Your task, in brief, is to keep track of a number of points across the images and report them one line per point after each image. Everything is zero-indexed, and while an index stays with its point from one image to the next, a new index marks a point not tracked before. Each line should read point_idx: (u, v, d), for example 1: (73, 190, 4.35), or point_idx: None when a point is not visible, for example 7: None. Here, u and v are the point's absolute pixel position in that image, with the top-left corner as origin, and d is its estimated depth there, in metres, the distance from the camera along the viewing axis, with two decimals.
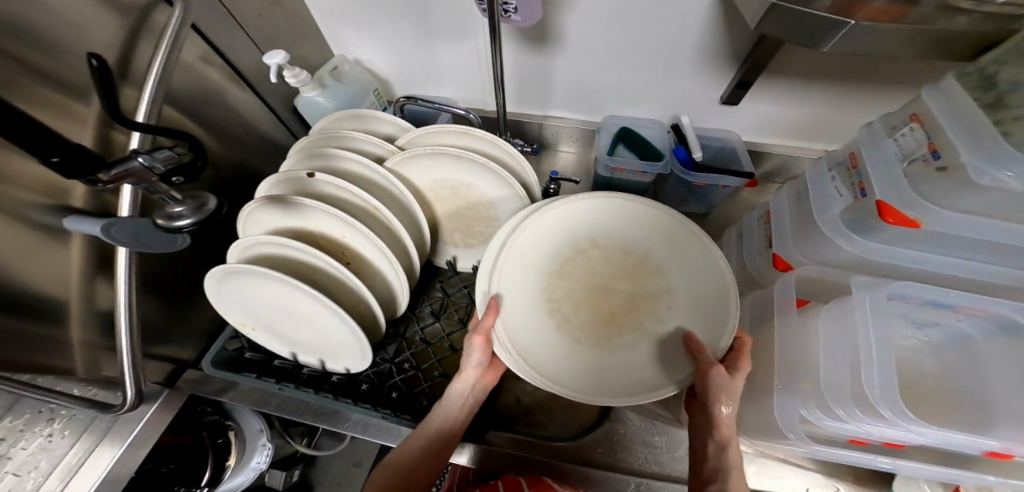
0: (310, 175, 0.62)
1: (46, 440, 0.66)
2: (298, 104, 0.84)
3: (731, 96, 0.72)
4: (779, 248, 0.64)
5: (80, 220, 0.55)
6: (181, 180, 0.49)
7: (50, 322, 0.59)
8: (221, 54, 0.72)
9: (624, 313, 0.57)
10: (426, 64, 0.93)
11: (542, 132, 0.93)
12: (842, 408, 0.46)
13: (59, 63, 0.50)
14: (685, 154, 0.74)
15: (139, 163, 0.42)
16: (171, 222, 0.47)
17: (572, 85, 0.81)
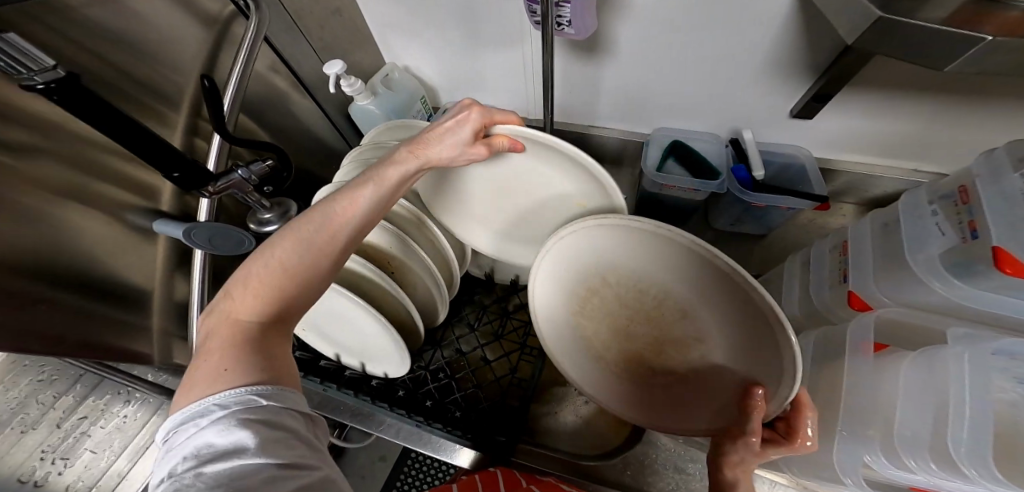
0: None
1: (125, 417, 0.90)
2: (353, 112, 0.86)
3: (806, 108, 0.65)
4: (857, 284, 0.58)
5: (166, 223, 0.60)
6: (269, 189, 0.63)
7: (134, 312, 0.64)
8: (286, 63, 0.75)
9: (649, 353, 0.54)
10: (473, 72, 0.93)
11: (584, 140, 0.91)
12: (913, 458, 0.41)
13: (152, 75, 0.54)
14: (744, 172, 0.70)
15: (238, 176, 0.54)
16: (263, 225, 0.65)
17: (623, 97, 0.78)
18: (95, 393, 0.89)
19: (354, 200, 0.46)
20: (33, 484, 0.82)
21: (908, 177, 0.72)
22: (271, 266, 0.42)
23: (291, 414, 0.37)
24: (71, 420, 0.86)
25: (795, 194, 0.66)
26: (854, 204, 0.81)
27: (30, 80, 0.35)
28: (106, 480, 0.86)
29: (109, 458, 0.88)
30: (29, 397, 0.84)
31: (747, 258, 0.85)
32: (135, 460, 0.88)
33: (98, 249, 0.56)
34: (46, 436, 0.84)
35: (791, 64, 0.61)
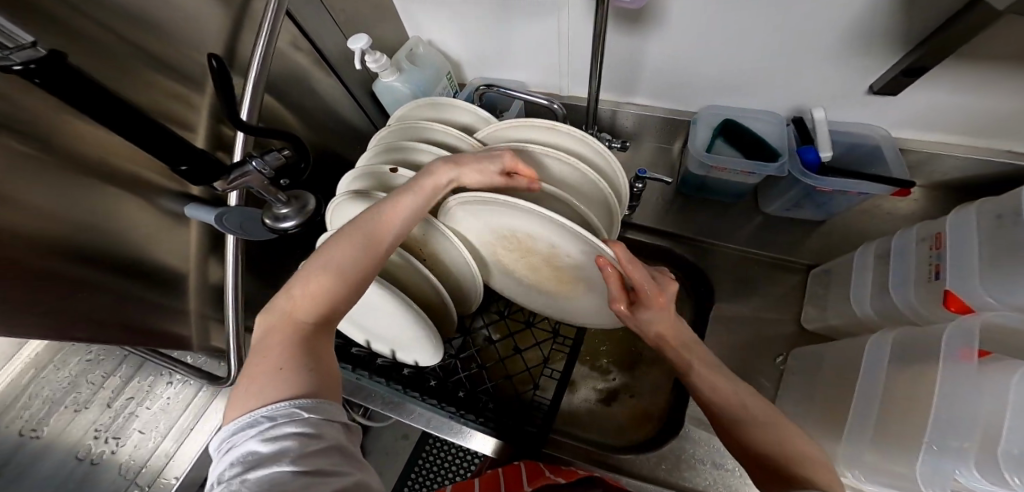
0: (392, 170, 0.59)
1: (166, 401, 0.94)
2: (377, 89, 0.82)
3: (892, 84, 0.58)
4: (956, 284, 0.52)
5: (197, 208, 0.57)
6: (286, 181, 0.55)
7: (173, 299, 0.63)
8: (308, 38, 0.70)
9: (567, 276, 0.65)
10: (502, 45, 0.87)
11: (620, 117, 0.85)
12: (1017, 476, 0.38)
13: (174, 52, 0.51)
14: (812, 153, 0.63)
15: (252, 168, 0.48)
16: (279, 223, 0.56)
17: (670, 72, 0.72)
18: (138, 376, 0.93)
19: (399, 208, 0.47)
20: (90, 462, 0.86)
21: (992, 157, 0.65)
22: (317, 268, 0.43)
23: (337, 426, 0.35)
24: (121, 402, 0.91)
25: (871, 179, 0.60)
26: (923, 185, 0.75)
27: (7, 59, 0.29)
28: (155, 460, 0.89)
29: (156, 439, 0.91)
30: (78, 377, 0.90)
31: (800, 244, 0.80)
32: (180, 441, 0.91)
33: (134, 234, 0.54)
34: (99, 415, 0.89)
35: (872, 30, 0.54)
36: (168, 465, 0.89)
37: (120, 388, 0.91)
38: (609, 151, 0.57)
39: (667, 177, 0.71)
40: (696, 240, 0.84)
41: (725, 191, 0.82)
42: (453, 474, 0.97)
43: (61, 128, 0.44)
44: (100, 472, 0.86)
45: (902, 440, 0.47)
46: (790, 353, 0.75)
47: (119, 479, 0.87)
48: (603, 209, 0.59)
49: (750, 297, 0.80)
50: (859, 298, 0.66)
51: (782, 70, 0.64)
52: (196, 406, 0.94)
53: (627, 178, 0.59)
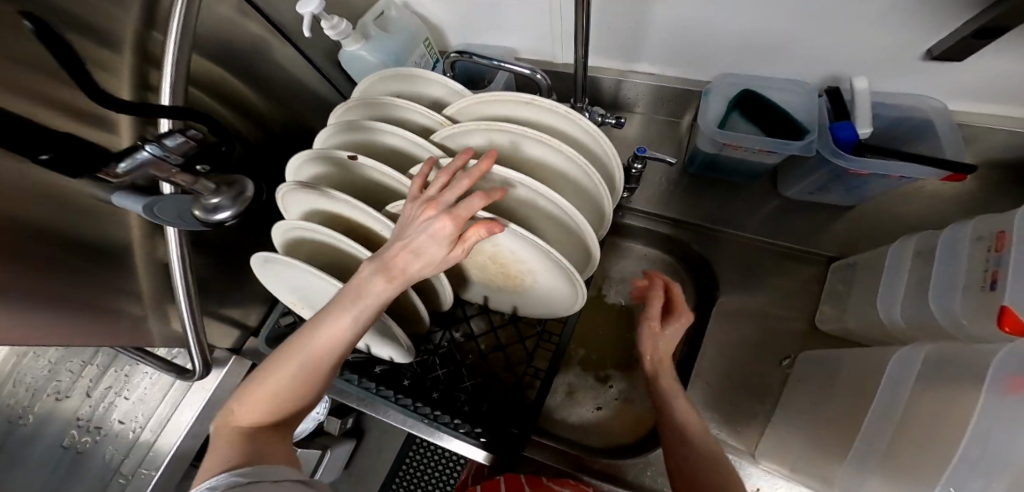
0: (350, 157, 0.50)
1: (144, 390, 0.90)
2: (342, 59, 0.73)
3: (955, 50, 0.48)
4: (1016, 299, 0.41)
5: (124, 195, 0.48)
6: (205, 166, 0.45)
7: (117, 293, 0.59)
8: (256, 6, 0.67)
9: (513, 273, 0.57)
10: (485, 7, 0.76)
11: (618, 89, 0.76)
12: None
13: (79, 16, 0.43)
14: (851, 130, 0.54)
15: (149, 153, 0.39)
16: (212, 215, 0.48)
17: (675, 35, 0.62)
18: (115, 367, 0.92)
19: (339, 320, 0.44)
20: (77, 451, 0.85)
21: None
22: (268, 380, 0.44)
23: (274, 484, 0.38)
24: (100, 392, 0.89)
25: (911, 159, 0.52)
26: None
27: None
28: (132, 451, 0.85)
29: (136, 429, 0.87)
30: (57, 366, 0.92)
31: (820, 233, 0.72)
32: (157, 431, 0.86)
33: (69, 228, 0.50)
34: (83, 405, 0.88)
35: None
36: (147, 454, 0.84)
37: (99, 378, 0.90)
38: (601, 131, 0.48)
39: (671, 157, 0.60)
40: (704, 227, 0.76)
41: (739, 172, 0.73)
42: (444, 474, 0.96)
43: None
44: (84, 460, 0.85)
45: (918, 470, 0.41)
46: (798, 355, 0.70)
47: (101, 468, 0.84)
48: (592, 198, 0.51)
49: (758, 291, 0.74)
50: (887, 298, 0.58)
51: (803, 31, 0.54)
52: (171, 398, 0.88)
53: (621, 162, 0.50)
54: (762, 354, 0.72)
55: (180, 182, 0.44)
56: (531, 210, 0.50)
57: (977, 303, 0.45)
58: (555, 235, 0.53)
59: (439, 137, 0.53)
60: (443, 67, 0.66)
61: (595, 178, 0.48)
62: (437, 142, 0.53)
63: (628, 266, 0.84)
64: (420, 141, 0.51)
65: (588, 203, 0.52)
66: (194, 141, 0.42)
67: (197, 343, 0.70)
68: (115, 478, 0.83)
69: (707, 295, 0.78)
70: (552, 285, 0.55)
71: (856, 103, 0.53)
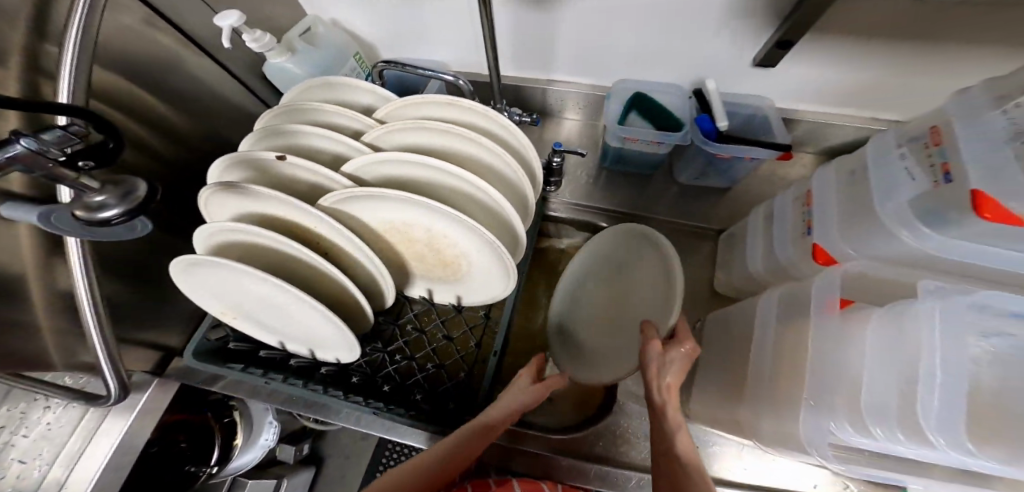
0: (278, 157, 0.51)
1: (47, 428, 0.70)
2: (268, 71, 0.75)
3: (769, 56, 0.62)
4: (821, 237, 0.56)
5: (15, 206, 0.44)
6: (86, 164, 0.38)
7: (19, 305, 0.55)
8: (169, 21, 0.62)
9: (444, 263, 0.61)
10: (410, 22, 0.82)
11: (545, 97, 0.85)
12: (879, 426, 0.41)
13: None
14: (709, 122, 0.67)
15: (20, 145, 0.33)
16: (96, 215, 0.38)
17: (577, 46, 0.72)
18: (8, 402, 0.67)
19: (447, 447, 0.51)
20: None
21: (868, 125, 0.71)
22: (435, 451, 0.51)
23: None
24: None
25: (758, 145, 0.64)
26: (811, 153, 0.80)
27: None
28: None
29: (39, 473, 0.67)
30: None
31: (711, 211, 0.84)
32: (73, 467, 0.68)
33: None
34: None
35: (752, 6, 0.57)
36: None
37: None
38: (516, 128, 0.56)
39: (581, 150, 0.71)
40: (621, 213, 0.85)
41: (641, 165, 0.83)
42: None
43: None
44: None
45: (785, 393, 0.51)
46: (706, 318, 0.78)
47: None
48: (513, 187, 0.58)
49: None
50: (754, 257, 0.69)
51: (673, 43, 0.66)
52: (88, 425, 0.71)
53: (537, 153, 0.58)
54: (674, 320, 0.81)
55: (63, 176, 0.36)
56: (462, 200, 0.55)
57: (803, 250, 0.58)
58: (485, 221, 0.57)
59: (369, 138, 0.57)
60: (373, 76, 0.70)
61: (513, 167, 0.55)
62: (367, 142, 0.57)
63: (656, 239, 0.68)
64: (352, 142, 0.55)
65: (513, 193, 0.59)
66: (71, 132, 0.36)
67: (112, 371, 0.63)
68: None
69: None
70: (485, 272, 0.60)
71: (710, 102, 0.67)
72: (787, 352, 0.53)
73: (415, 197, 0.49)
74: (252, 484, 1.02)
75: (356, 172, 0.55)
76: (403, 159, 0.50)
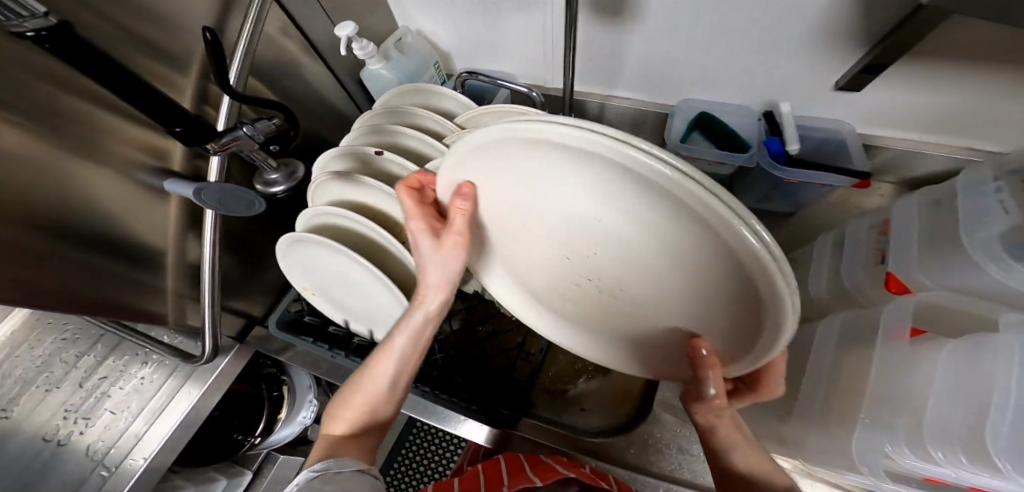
0: (378, 152, 0.58)
1: (140, 382, 0.75)
2: (365, 75, 0.83)
3: (855, 80, 0.62)
4: (898, 267, 0.54)
5: (178, 182, 0.59)
6: (276, 148, 0.56)
7: (148, 269, 0.65)
8: (300, 28, 0.72)
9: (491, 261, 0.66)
10: (487, 36, 0.88)
11: (601, 111, 0.87)
12: (940, 451, 0.41)
13: (170, 37, 0.54)
14: (778, 145, 0.67)
15: (244, 133, 0.50)
16: (269, 188, 0.62)
17: (649, 66, 0.75)
18: (115, 354, 0.76)
19: (357, 406, 0.56)
20: (56, 444, 0.68)
21: (955, 155, 0.68)
22: (353, 417, 0.55)
23: (333, 474, 0.46)
24: (92, 382, 0.73)
25: (834, 169, 0.63)
26: (892, 184, 0.77)
27: (18, 27, 0.32)
28: (121, 442, 0.70)
29: (124, 422, 0.72)
30: (53, 356, 0.74)
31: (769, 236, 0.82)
32: (152, 422, 0.73)
33: (128, 211, 0.59)
34: (69, 395, 0.71)
35: (840, 34, 0.58)
36: (136, 446, 0.71)
37: (93, 367, 0.74)
38: None
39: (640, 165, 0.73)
40: None
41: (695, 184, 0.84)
42: (431, 475, 1.10)
43: (60, 103, 0.47)
44: (60, 458, 0.67)
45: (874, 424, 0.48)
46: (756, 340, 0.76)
47: (77, 466, 0.67)
48: None
49: None
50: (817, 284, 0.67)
51: (748, 66, 0.68)
52: (171, 385, 0.76)
53: None
54: None
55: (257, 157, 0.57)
56: None
57: None
58: None
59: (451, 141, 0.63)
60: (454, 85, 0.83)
61: None
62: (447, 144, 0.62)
63: (738, 236, 0.24)
64: (437, 143, 0.61)
65: None
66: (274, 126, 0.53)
67: (212, 327, 0.71)
68: (94, 473, 0.68)
69: None
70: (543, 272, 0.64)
71: (784, 124, 0.67)
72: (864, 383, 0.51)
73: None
74: (283, 458, 1.11)
75: None
76: None
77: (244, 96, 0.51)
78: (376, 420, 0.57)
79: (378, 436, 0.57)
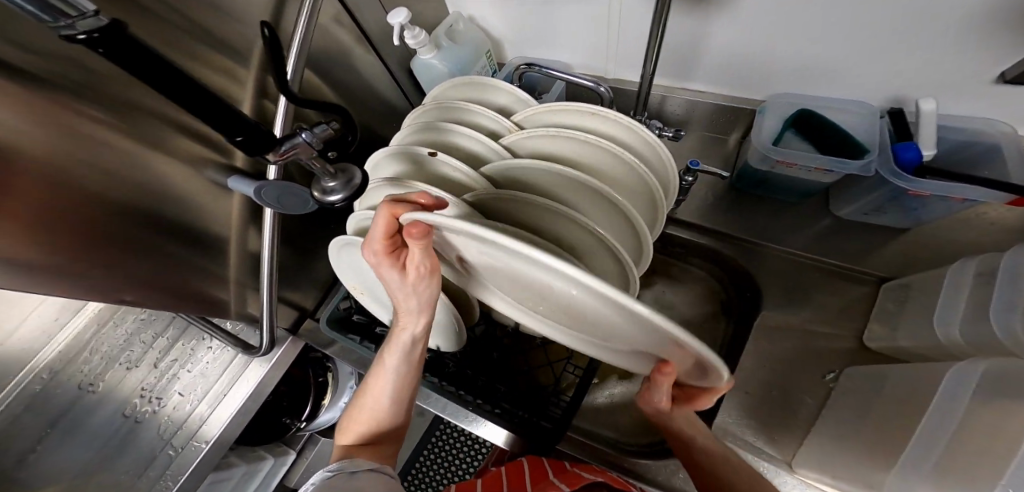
0: (431, 153, 0.52)
1: (206, 366, 0.78)
2: (414, 65, 0.78)
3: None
4: None
5: (240, 179, 0.57)
6: (332, 154, 0.52)
7: (214, 261, 0.65)
8: (353, 16, 0.67)
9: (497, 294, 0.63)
10: (544, 23, 0.80)
11: (663, 105, 0.79)
12: None
13: (230, 28, 0.51)
14: (913, 152, 0.57)
15: (303, 140, 0.45)
16: (325, 198, 0.51)
17: (732, 57, 0.66)
18: (185, 337, 0.81)
19: (364, 409, 0.55)
20: (133, 420, 0.74)
21: None
22: (363, 421, 0.54)
23: (349, 477, 0.44)
24: (166, 363, 0.78)
25: (982, 183, 0.53)
26: None
27: (68, 29, 0.27)
28: (186, 423, 0.74)
29: (192, 404, 0.76)
30: (134, 336, 0.80)
31: (866, 252, 0.71)
32: (215, 406, 0.75)
33: (196, 204, 0.58)
34: (146, 374, 0.77)
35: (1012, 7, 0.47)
36: (200, 428, 0.74)
37: (167, 348, 0.79)
38: (659, 140, 0.52)
39: (722, 171, 0.64)
40: (742, 240, 0.76)
41: (787, 189, 0.73)
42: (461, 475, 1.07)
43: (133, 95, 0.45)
44: (135, 433, 0.73)
45: (975, 477, 0.39)
46: (843, 370, 0.67)
47: (150, 443, 0.72)
48: (646, 204, 0.54)
49: (807, 306, 0.71)
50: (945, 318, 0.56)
51: (866, 53, 0.57)
52: (232, 371, 0.78)
53: (676, 168, 0.54)
54: (805, 370, 0.69)
55: (315, 165, 0.48)
56: (599, 214, 0.52)
57: None
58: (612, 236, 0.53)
59: (507, 142, 0.57)
60: (511, 76, 0.76)
61: (653, 184, 0.51)
62: (505, 145, 0.56)
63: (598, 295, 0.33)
64: (493, 144, 0.55)
65: (644, 208, 0.54)
66: (333, 131, 0.49)
67: (269, 321, 0.71)
68: (164, 452, 0.72)
69: (750, 306, 0.76)
70: None
71: (918, 128, 0.57)
72: (981, 426, 0.42)
73: (570, 213, 0.47)
74: (324, 440, 1.15)
75: (494, 174, 0.54)
76: (551, 169, 0.49)
77: (301, 99, 0.45)
78: (389, 424, 0.55)
79: (396, 444, 0.56)
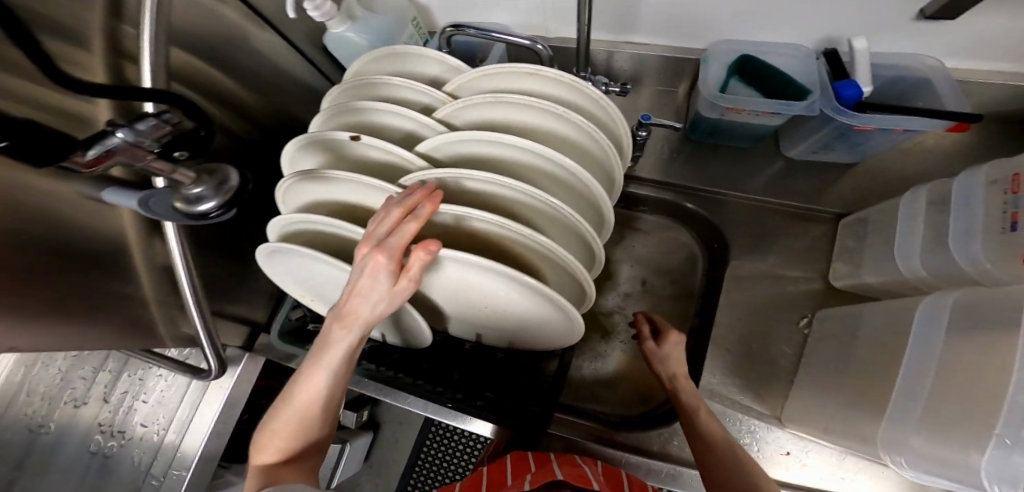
0: (352, 138, 0.46)
1: (162, 394, 0.72)
2: (327, 40, 0.69)
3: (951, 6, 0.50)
4: None
5: (117, 191, 0.45)
6: (182, 154, 0.38)
7: (123, 292, 0.57)
8: None
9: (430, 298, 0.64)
10: None
11: (608, 61, 0.74)
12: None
13: None
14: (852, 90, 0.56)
15: (120, 138, 0.31)
16: (193, 209, 0.37)
17: (670, 5, 0.62)
18: (129, 368, 0.72)
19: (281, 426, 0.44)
20: (103, 456, 0.67)
21: None
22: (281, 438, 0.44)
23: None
24: (117, 396, 0.70)
25: (924, 114, 0.53)
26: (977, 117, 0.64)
27: None
28: (161, 454, 0.68)
29: (160, 433, 0.69)
30: (72, 372, 0.70)
31: (823, 191, 0.71)
32: (185, 432, 0.69)
33: (82, 232, 0.49)
34: (98, 410, 0.69)
35: None
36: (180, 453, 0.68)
37: (112, 380, 0.71)
38: (606, 96, 0.48)
39: (673, 124, 0.61)
40: (705, 192, 0.75)
41: (740, 136, 0.71)
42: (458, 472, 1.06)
43: None
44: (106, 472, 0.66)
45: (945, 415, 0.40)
46: (816, 313, 0.67)
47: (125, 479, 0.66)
48: (600, 164, 0.50)
49: (772, 253, 0.71)
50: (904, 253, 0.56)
51: None
52: (193, 395, 0.71)
53: (627, 124, 0.50)
54: (776, 317, 0.69)
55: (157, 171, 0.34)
56: (553, 182, 0.48)
57: (998, 247, 0.44)
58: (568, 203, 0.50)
59: (441, 116, 0.51)
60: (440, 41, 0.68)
61: (605, 144, 0.47)
62: (440, 119, 0.51)
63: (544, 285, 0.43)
64: (424, 119, 0.49)
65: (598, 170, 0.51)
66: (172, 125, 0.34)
67: (211, 346, 0.64)
68: (145, 483, 0.66)
69: (718, 260, 0.75)
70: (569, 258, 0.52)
71: (856, 63, 0.55)
72: (953, 362, 0.41)
73: (511, 180, 0.42)
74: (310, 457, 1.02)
75: (431, 151, 0.49)
76: (493, 139, 0.44)
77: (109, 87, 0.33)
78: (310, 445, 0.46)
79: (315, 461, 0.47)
